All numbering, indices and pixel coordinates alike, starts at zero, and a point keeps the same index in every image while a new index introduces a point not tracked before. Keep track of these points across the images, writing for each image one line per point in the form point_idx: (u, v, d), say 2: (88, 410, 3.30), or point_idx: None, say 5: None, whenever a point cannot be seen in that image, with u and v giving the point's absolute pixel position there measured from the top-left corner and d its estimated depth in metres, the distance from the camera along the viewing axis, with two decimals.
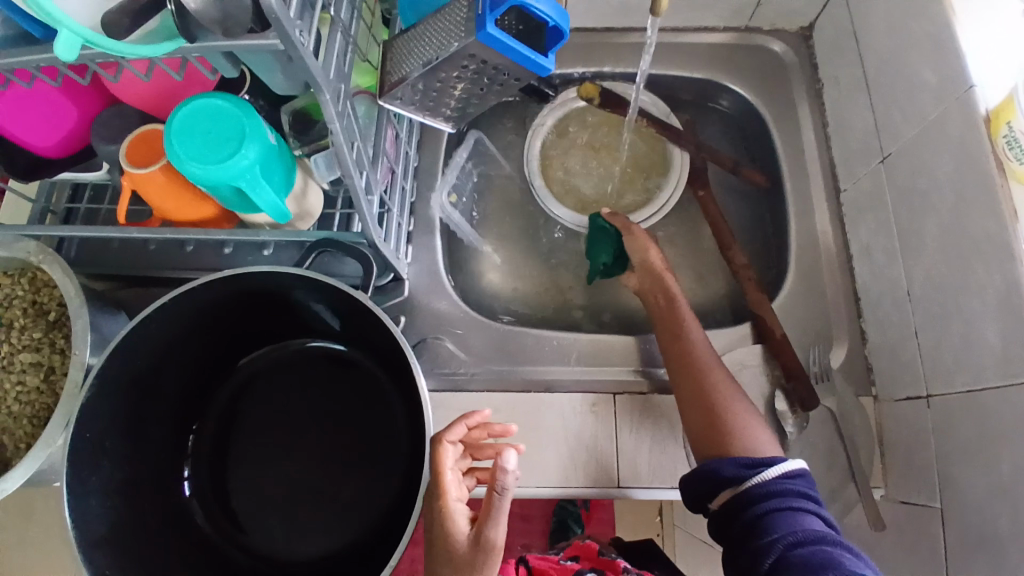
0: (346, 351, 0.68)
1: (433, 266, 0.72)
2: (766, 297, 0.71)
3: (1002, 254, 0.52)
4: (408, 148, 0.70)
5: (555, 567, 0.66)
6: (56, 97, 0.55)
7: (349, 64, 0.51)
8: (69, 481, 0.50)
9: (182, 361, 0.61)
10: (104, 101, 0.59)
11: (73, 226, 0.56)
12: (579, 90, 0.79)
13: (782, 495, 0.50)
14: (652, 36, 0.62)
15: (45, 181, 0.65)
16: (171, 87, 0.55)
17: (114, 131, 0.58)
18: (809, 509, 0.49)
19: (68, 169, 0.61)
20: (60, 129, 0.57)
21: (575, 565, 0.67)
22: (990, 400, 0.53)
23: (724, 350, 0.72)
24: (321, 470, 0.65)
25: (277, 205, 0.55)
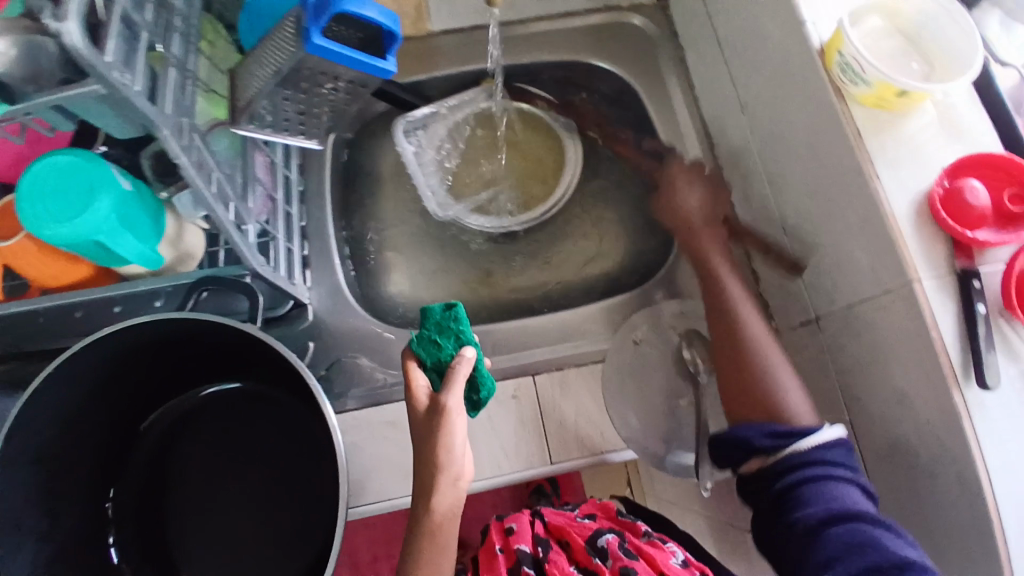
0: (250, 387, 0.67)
1: (335, 285, 0.71)
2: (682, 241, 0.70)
3: (856, 176, 0.55)
4: (286, 173, 0.69)
5: (574, 525, 0.63)
6: None
7: (190, 97, 0.51)
8: None
9: (85, 429, 0.60)
10: None
11: None
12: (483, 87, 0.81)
13: (816, 463, 0.51)
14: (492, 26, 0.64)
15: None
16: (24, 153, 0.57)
17: None
18: (839, 472, 0.50)
19: None
20: None
21: (593, 522, 0.64)
22: (870, 313, 0.56)
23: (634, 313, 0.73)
24: (254, 508, 0.64)
25: (145, 252, 0.55)
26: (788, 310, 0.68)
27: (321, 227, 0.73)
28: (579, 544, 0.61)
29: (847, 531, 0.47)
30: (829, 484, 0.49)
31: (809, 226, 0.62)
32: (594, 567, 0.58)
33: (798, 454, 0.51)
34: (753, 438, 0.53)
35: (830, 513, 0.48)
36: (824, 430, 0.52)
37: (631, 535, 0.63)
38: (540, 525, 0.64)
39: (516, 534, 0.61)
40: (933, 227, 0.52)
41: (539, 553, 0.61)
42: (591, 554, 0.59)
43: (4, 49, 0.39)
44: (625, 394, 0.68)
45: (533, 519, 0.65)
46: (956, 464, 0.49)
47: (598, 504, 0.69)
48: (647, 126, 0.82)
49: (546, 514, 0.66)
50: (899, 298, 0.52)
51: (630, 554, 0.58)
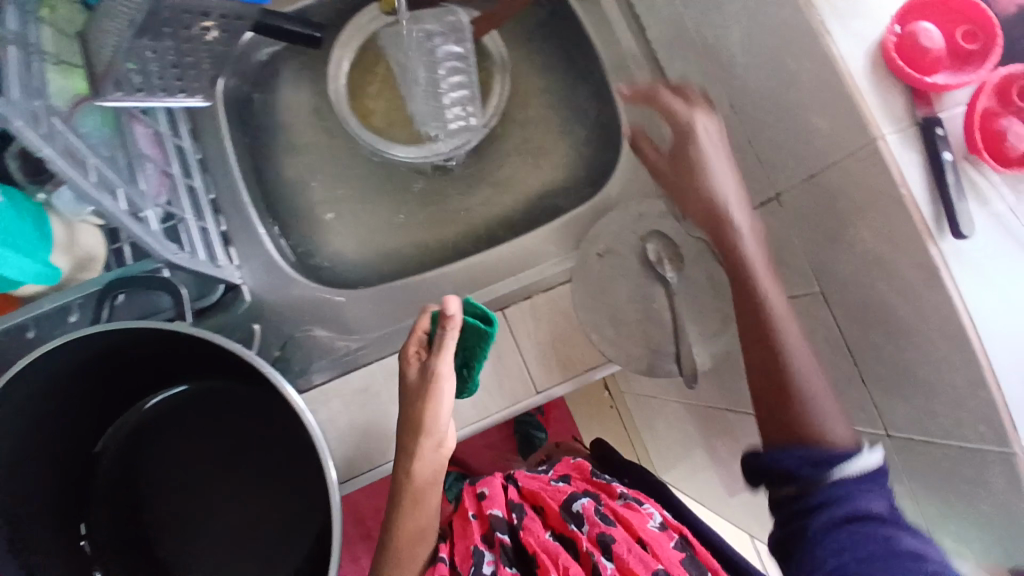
0: (207, 385, 0.61)
1: (267, 258, 0.64)
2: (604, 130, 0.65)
3: (804, 34, 0.50)
4: (179, 142, 0.61)
5: (547, 489, 0.58)
6: None
7: (37, 77, 0.42)
8: None
9: (35, 476, 0.53)
10: None
11: None
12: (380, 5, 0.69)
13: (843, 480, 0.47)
14: None
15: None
16: None
17: None
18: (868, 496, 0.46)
19: None
20: None
21: (569, 487, 0.58)
22: (834, 181, 0.53)
23: (591, 224, 0.69)
24: (242, 505, 0.61)
25: (37, 267, 0.48)
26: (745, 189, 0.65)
27: (234, 195, 0.64)
28: (553, 509, 0.56)
29: (858, 538, 0.44)
30: (871, 498, 0.46)
31: (754, 98, 0.58)
32: (571, 533, 0.53)
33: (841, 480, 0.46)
34: (795, 469, 0.48)
35: (852, 515, 0.45)
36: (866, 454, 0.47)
37: (607, 497, 0.58)
38: (513, 491, 0.59)
39: (487, 499, 0.57)
40: (891, 78, 0.49)
41: (513, 518, 0.56)
42: (568, 519, 0.54)
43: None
44: (598, 310, 0.66)
45: (507, 485, 0.60)
46: (942, 318, 0.48)
47: (574, 464, 0.66)
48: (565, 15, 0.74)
49: (521, 479, 0.61)
50: (864, 158, 0.49)
51: (608, 517, 0.53)
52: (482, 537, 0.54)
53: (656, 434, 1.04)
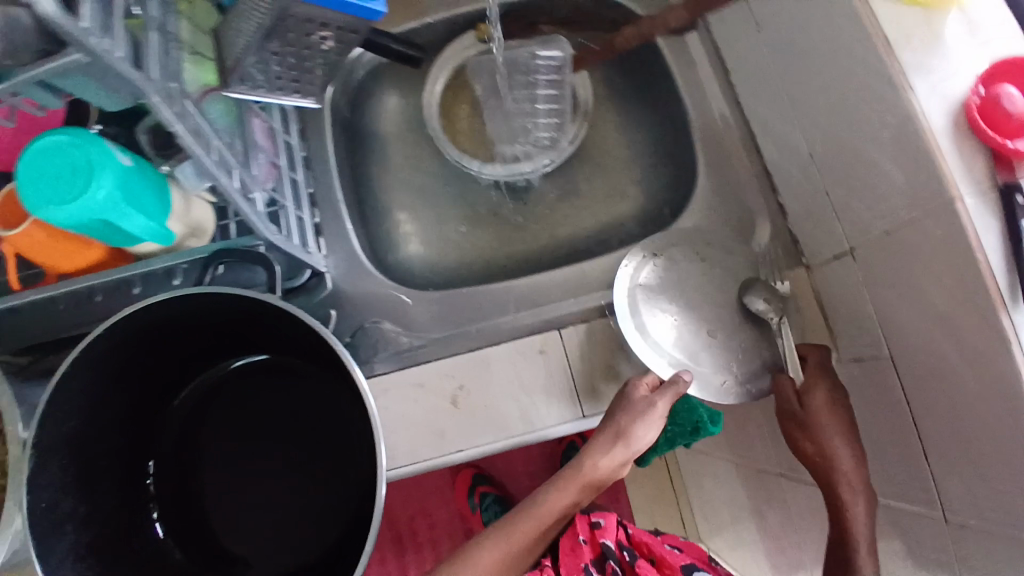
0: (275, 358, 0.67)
1: (350, 253, 0.70)
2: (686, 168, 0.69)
3: (886, 89, 0.51)
4: (289, 138, 0.67)
5: (661, 545, 0.61)
6: None
7: (178, 63, 0.47)
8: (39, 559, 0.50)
9: (118, 411, 0.60)
10: None
11: None
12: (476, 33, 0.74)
13: None
14: None
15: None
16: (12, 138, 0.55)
17: None
18: None
19: None
20: None
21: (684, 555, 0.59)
22: (908, 237, 0.53)
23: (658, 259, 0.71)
24: (286, 473, 0.66)
25: (155, 229, 0.54)
26: (818, 242, 0.65)
27: (330, 192, 0.70)
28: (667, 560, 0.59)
29: None
30: None
31: (834, 148, 0.58)
32: None
33: None
34: None
35: None
36: None
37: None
38: (624, 534, 0.62)
39: (601, 528, 0.60)
40: (971, 141, 0.48)
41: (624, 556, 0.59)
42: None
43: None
44: (655, 343, 0.67)
45: (620, 524, 0.62)
46: (1011, 390, 0.46)
47: (688, 541, 0.63)
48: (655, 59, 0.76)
49: (631, 525, 0.63)
50: (939, 217, 0.49)
51: None
52: (591, 560, 0.59)
53: (705, 487, 1.02)
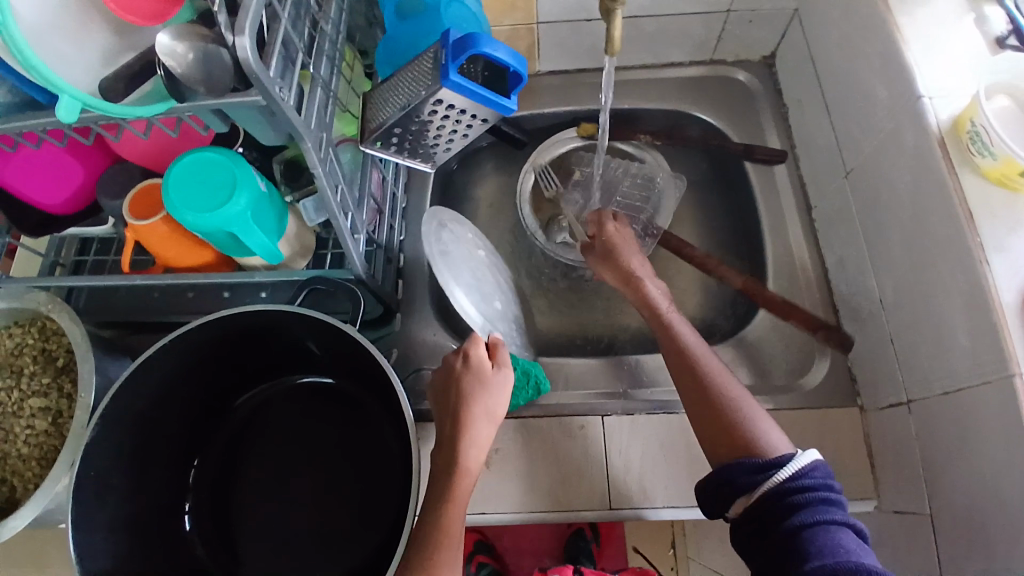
0: (335, 383, 0.70)
1: (424, 301, 0.75)
2: (752, 285, 0.71)
3: (961, 256, 0.53)
4: (395, 189, 0.74)
5: None
6: (65, 157, 0.63)
7: (330, 115, 0.55)
8: (74, 520, 0.53)
9: (184, 401, 0.64)
10: (107, 163, 0.67)
11: (86, 276, 0.62)
12: (579, 130, 0.81)
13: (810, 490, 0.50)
14: (607, 84, 0.65)
15: (54, 237, 0.72)
16: (167, 143, 0.63)
17: (120, 187, 0.65)
18: (835, 518, 0.49)
19: (77, 223, 0.68)
20: (68, 186, 0.64)
21: None
22: (964, 401, 0.54)
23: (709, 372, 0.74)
24: (317, 502, 0.67)
25: (268, 246, 0.59)
26: (872, 386, 0.66)
27: (418, 243, 0.77)
28: None
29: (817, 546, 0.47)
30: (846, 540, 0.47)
31: (903, 300, 0.61)
32: None
33: (779, 486, 0.51)
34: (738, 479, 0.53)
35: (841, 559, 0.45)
36: (801, 458, 0.52)
37: None
38: None
39: None
40: None
41: None
42: None
43: (184, 52, 0.42)
44: (694, 449, 0.68)
45: None
46: None
47: None
48: (739, 182, 0.81)
49: None
50: (997, 388, 0.50)
51: None
52: None
53: None
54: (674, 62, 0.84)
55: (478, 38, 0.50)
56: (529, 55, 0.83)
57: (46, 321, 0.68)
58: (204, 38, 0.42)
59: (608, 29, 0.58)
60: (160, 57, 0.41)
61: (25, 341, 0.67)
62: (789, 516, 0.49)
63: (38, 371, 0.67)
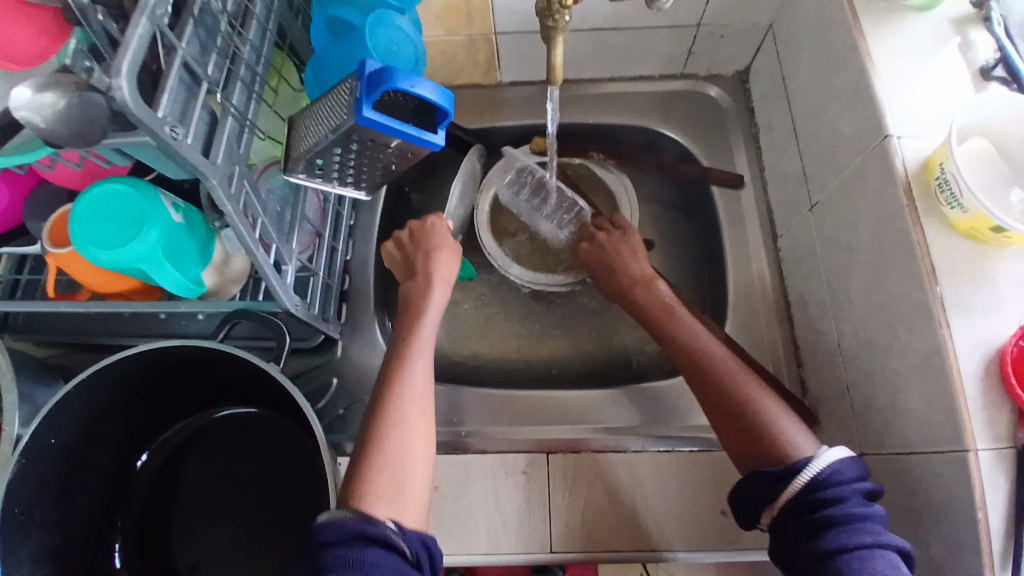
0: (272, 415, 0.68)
1: (368, 325, 0.72)
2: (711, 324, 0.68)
3: (919, 314, 0.49)
4: (339, 210, 0.72)
5: None
6: None
7: (245, 144, 0.52)
8: None
9: (112, 432, 0.63)
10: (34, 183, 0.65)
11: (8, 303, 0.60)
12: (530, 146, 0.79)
13: (843, 500, 0.45)
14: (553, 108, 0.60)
15: None
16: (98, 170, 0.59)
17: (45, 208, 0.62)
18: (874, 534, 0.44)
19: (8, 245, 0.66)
20: None
21: None
22: (916, 467, 0.50)
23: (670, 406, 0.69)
24: (250, 534, 0.65)
25: (182, 282, 0.56)
26: (830, 435, 0.62)
27: (365, 265, 0.74)
28: None
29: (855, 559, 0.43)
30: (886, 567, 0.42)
31: (860, 349, 0.57)
32: None
33: (807, 491, 0.46)
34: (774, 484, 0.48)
35: None
36: (822, 459, 0.47)
37: None
38: None
39: None
40: (1003, 395, 0.46)
41: None
42: None
43: (52, 103, 0.39)
44: (638, 492, 0.64)
45: None
46: None
47: None
48: (706, 206, 0.77)
49: None
50: (950, 462, 0.47)
51: None
52: None
53: None
54: (644, 75, 0.80)
55: (395, 72, 0.47)
56: (489, 66, 0.78)
57: None
58: (74, 86, 0.40)
59: (549, 57, 0.54)
60: (21, 114, 0.39)
61: None
62: (826, 534, 0.44)
63: None
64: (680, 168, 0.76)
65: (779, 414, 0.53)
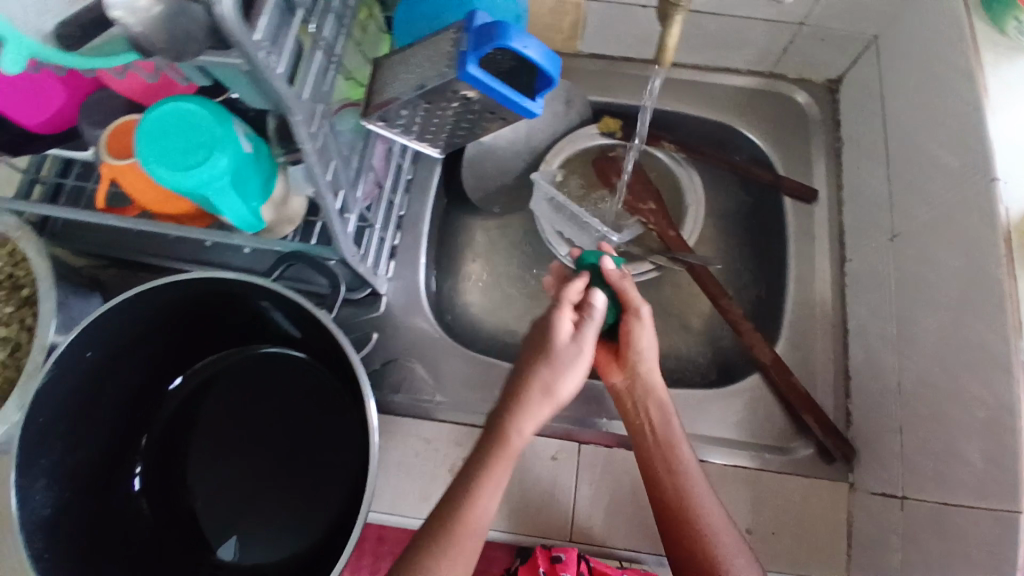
0: (310, 361, 0.66)
1: (412, 285, 0.71)
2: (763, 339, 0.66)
3: (998, 368, 0.47)
4: (400, 163, 0.70)
5: None
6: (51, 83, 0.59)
7: (329, 82, 0.49)
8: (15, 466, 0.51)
9: (143, 355, 0.61)
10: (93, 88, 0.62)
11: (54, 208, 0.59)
12: (600, 125, 0.75)
13: None
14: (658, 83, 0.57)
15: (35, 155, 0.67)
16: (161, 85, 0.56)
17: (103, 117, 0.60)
18: None
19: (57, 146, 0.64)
20: (48, 109, 0.60)
21: None
22: (963, 521, 0.49)
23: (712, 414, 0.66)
24: (263, 478, 0.64)
25: (244, 215, 0.54)
26: (870, 470, 0.60)
27: (418, 223, 0.73)
28: None
29: None
30: None
31: (921, 391, 0.55)
32: None
33: None
34: None
35: None
36: None
37: None
38: None
39: None
40: None
41: None
42: None
43: (148, 7, 0.36)
44: None
45: None
46: None
47: None
48: (774, 215, 0.74)
49: None
50: (1003, 522, 0.45)
51: None
52: None
53: None
54: (729, 68, 0.76)
55: (507, 29, 0.44)
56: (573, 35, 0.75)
57: (13, 246, 0.65)
58: None
59: (662, 37, 0.51)
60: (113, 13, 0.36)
61: None
62: None
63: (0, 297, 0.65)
64: (755, 172, 0.73)
65: (710, 507, 0.54)
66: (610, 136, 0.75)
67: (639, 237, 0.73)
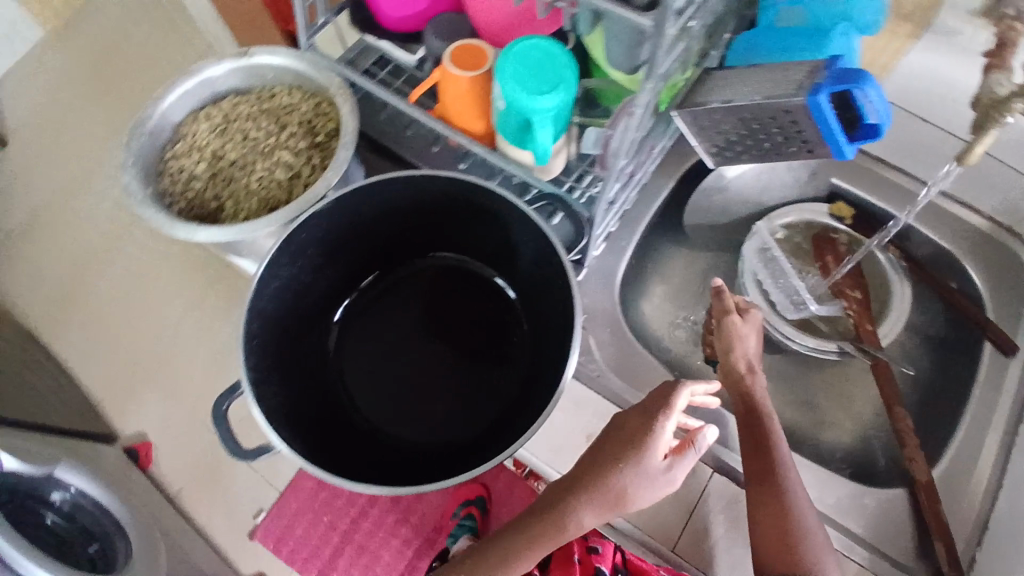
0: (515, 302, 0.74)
1: (612, 270, 0.76)
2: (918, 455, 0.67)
3: None
4: (650, 163, 0.72)
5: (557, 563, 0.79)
6: None
7: (673, 69, 0.55)
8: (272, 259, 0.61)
9: (395, 227, 0.71)
10: (446, 7, 0.76)
11: (380, 83, 0.70)
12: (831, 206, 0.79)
13: None
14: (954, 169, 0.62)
15: (365, 42, 0.81)
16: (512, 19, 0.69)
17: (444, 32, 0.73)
18: None
19: (390, 41, 0.78)
20: (411, 8, 0.74)
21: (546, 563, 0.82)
22: None
23: (843, 504, 0.66)
24: (427, 381, 0.71)
25: (545, 151, 0.61)
26: None
27: (639, 219, 0.77)
28: None
29: None
30: None
31: None
32: None
33: None
34: None
35: None
36: None
37: None
38: None
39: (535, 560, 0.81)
40: None
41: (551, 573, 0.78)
42: None
43: None
44: None
45: None
46: None
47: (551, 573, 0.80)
48: (966, 354, 0.74)
49: None
50: None
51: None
52: None
53: None
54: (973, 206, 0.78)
55: (866, 76, 0.48)
56: None
57: (323, 102, 0.77)
58: None
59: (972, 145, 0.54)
60: None
61: (300, 106, 0.77)
62: None
63: (296, 136, 0.77)
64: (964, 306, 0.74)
65: (811, 532, 0.58)
66: (838, 219, 0.79)
67: (835, 318, 0.76)
